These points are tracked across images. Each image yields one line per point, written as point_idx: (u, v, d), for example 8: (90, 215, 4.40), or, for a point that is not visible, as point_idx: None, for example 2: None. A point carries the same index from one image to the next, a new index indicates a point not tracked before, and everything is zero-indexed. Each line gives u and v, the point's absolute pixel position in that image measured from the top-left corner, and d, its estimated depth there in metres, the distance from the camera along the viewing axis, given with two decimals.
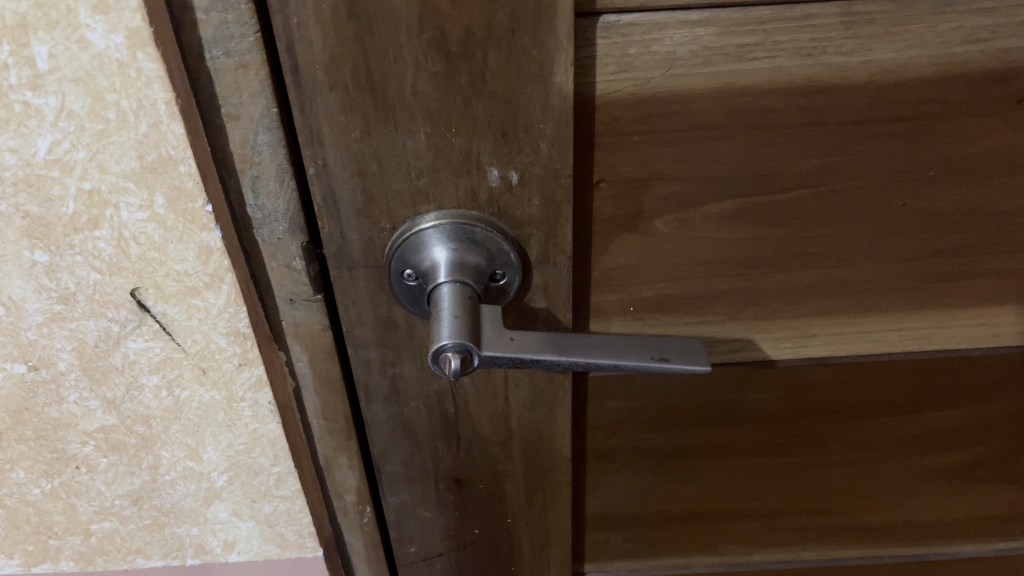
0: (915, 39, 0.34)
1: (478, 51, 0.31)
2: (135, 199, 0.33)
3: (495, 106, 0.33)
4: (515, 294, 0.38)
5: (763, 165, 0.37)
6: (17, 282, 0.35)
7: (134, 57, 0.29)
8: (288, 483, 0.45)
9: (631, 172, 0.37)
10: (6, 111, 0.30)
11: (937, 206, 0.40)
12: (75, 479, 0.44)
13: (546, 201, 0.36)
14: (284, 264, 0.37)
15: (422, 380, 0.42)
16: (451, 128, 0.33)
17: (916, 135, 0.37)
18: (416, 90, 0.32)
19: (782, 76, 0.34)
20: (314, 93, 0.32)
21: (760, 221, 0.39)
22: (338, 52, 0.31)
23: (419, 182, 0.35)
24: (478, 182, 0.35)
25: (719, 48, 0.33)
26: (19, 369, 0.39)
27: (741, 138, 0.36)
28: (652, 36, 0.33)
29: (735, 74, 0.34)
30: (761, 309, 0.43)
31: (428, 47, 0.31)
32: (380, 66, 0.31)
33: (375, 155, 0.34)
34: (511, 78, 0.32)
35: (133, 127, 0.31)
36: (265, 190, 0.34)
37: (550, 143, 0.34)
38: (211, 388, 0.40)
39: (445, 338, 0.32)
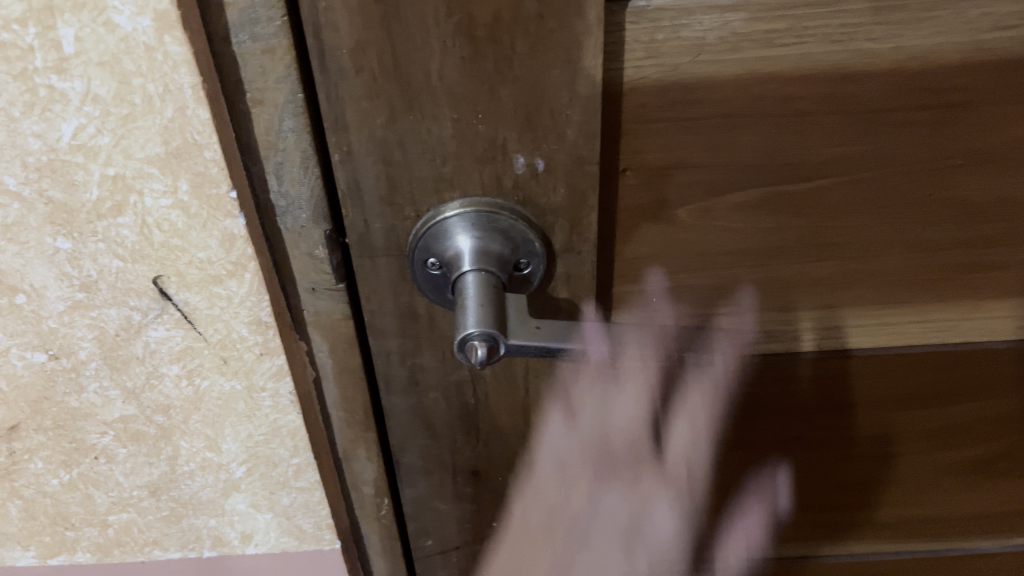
0: (944, 25, 0.33)
1: (506, 35, 0.30)
2: (160, 185, 0.33)
3: (521, 91, 0.32)
4: (538, 285, 0.37)
5: (789, 154, 0.36)
6: (39, 269, 0.35)
7: (162, 40, 0.29)
8: (307, 475, 0.45)
9: (656, 160, 0.36)
10: (31, 95, 0.30)
11: (964, 196, 0.38)
12: (93, 469, 0.44)
13: (570, 189, 0.35)
14: (307, 253, 0.36)
15: (442, 371, 0.41)
16: (477, 114, 0.32)
17: (944, 123, 0.36)
18: (443, 75, 0.31)
19: (811, 62, 0.33)
20: (338, 79, 0.31)
21: (784, 211, 0.38)
22: (364, 36, 0.30)
23: (443, 169, 0.34)
24: (503, 169, 0.34)
25: (747, 34, 0.32)
26: (39, 358, 0.38)
27: (767, 126, 0.35)
28: (681, 22, 0.32)
29: (763, 60, 0.33)
30: (784, 301, 0.42)
31: (456, 31, 0.30)
32: (407, 51, 0.30)
33: (399, 141, 0.33)
34: (538, 64, 0.31)
35: (159, 111, 0.31)
36: (289, 177, 0.34)
37: (577, 129, 0.33)
38: (232, 378, 0.40)
39: (472, 326, 0.31)
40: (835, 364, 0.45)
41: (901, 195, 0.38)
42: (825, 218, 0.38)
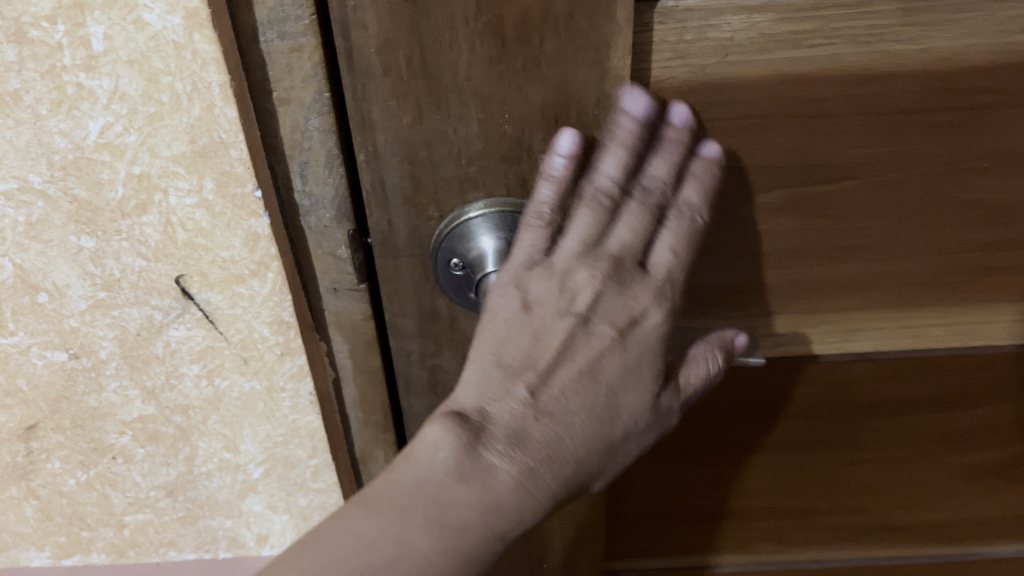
0: (973, 27, 0.32)
1: (535, 35, 0.29)
2: (185, 183, 0.33)
3: (549, 91, 0.31)
4: None
5: (813, 156, 0.36)
6: (62, 268, 0.35)
7: (191, 39, 0.29)
8: (324, 476, 0.45)
9: None
10: (59, 93, 0.30)
11: (988, 199, 0.38)
12: (110, 469, 0.43)
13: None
14: (329, 253, 0.36)
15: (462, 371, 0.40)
16: (504, 114, 0.32)
17: (970, 125, 0.36)
18: (470, 75, 0.30)
19: (838, 64, 0.33)
20: (366, 77, 0.31)
21: (806, 213, 0.38)
22: (393, 35, 0.29)
23: (469, 169, 0.33)
24: (528, 170, 0.33)
25: (775, 35, 0.32)
26: (59, 357, 0.38)
27: (792, 128, 0.35)
28: (709, 22, 0.32)
29: (791, 61, 0.33)
30: (805, 303, 0.42)
31: (484, 31, 0.29)
32: (436, 50, 0.30)
33: (425, 141, 0.32)
34: (566, 64, 0.30)
35: (186, 110, 0.31)
36: (314, 175, 0.34)
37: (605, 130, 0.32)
38: (252, 378, 0.40)
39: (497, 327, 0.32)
40: (855, 367, 0.45)
41: (925, 198, 0.38)
42: (847, 220, 0.39)
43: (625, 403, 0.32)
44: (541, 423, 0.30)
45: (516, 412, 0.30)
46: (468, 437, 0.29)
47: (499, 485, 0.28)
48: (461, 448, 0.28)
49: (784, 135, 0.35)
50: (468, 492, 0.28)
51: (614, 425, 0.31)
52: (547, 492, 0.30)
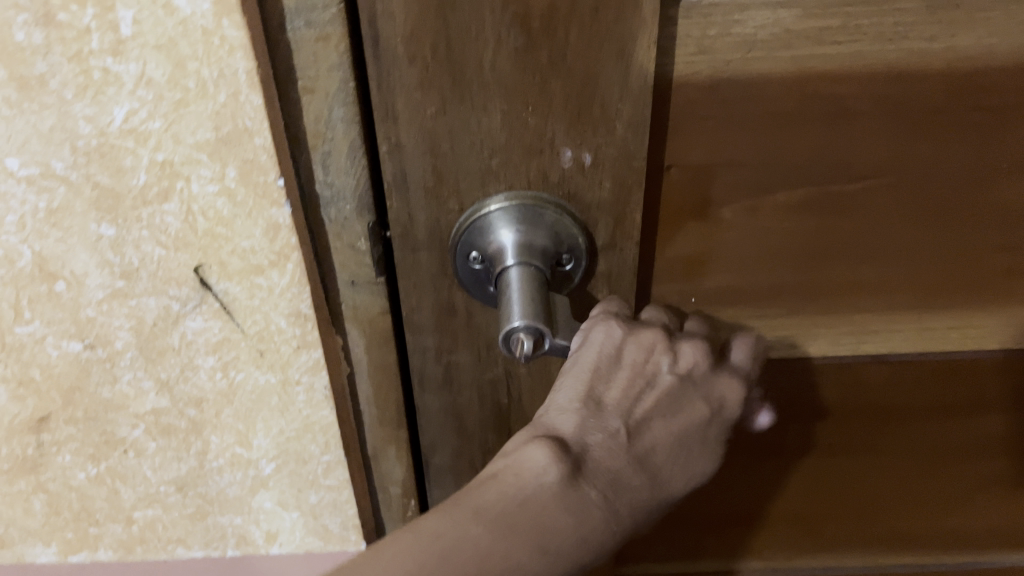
0: (998, 26, 0.32)
1: (561, 27, 0.29)
2: (208, 171, 0.33)
3: (574, 84, 0.31)
4: (579, 281, 0.37)
5: (834, 155, 0.36)
6: (81, 256, 0.35)
7: (220, 24, 0.29)
8: (336, 473, 0.45)
9: (702, 158, 0.36)
10: (85, 77, 0.30)
11: (1009, 201, 0.38)
12: (121, 464, 0.43)
13: (616, 182, 0.34)
14: (349, 245, 0.35)
15: (477, 368, 0.39)
16: (528, 106, 0.31)
17: (992, 126, 0.36)
18: (496, 66, 0.30)
19: (862, 62, 0.33)
20: (391, 68, 0.30)
21: (825, 213, 0.38)
22: (419, 25, 0.29)
23: (491, 162, 0.33)
24: (551, 164, 0.33)
25: (800, 32, 0.32)
26: (74, 347, 0.38)
27: (814, 126, 0.35)
28: (733, 18, 0.31)
29: (814, 59, 0.33)
30: (822, 304, 0.42)
31: (511, 22, 0.29)
32: (462, 41, 0.29)
33: (448, 134, 0.32)
34: (591, 57, 0.30)
35: (212, 96, 0.31)
36: (336, 167, 0.33)
37: (627, 123, 0.32)
38: (267, 371, 0.40)
39: (517, 320, 0.31)
40: (869, 370, 0.45)
41: (940, 199, 0.38)
42: (863, 221, 0.39)
43: (684, 469, 0.33)
44: (631, 469, 0.31)
45: (609, 449, 0.30)
46: (569, 465, 0.28)
47: (593, 516, 0.28)
48: (564, 474, 0.28)
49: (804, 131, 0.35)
50: (565, 520, 0.27)
51: (674, 487, 0.32)
52: (619, 536, 0.30)
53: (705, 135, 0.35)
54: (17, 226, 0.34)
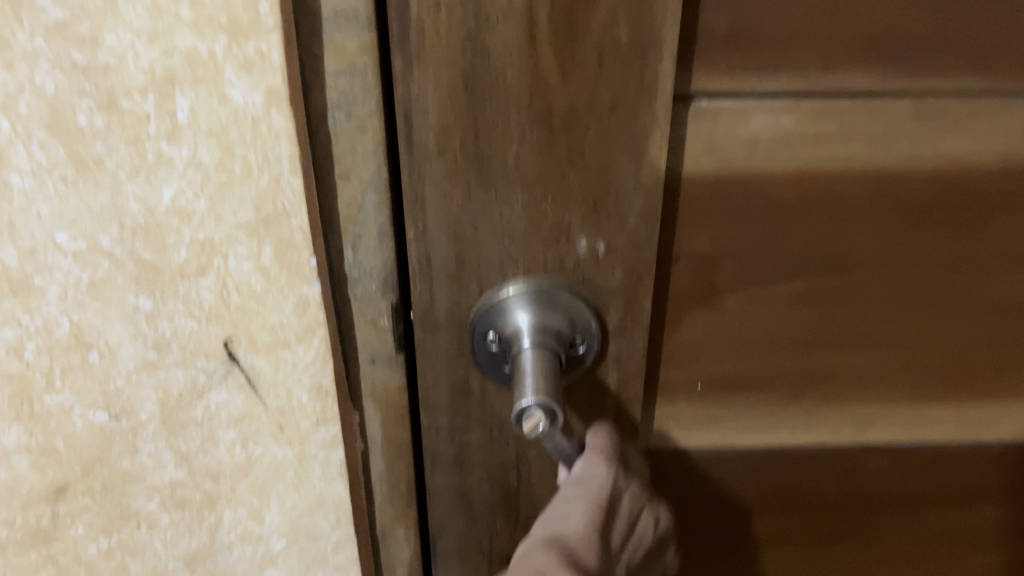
0: (979, 131, 0.36)
1: (580, 125, 0.32)
2: (245, 249, 0.35)
3: (590, 176, 0.33)
4: (590, 364, 0.39)
5: (833, 248, 0.39)
6: (116, 327, 0.37)
7: (269, 113, 0.32)
8: (345, 550, 0.45)
9: (706, 250, 0.38)
10: (139, 159, 0.32)
11: (994, 295, 0.41)
12: (133, 537, 0.43)
13: (629, 270, 0.36)
14: (372, 322, 0.38)
15: (490, 449, 0.41)
16: (547, 197, 0.34)
17: (978, 223, 0.39)
18: (519, 160, 0.32)
19: (856, 162, 0.36)
20: (421, 159, 0.32)
21: (825, 304, 0.40)
22: (450, 120, 0.32)
23: (510, 249, 0.35)
24: (566, 252, 0.35)
25: (798, 134, 0.35)
26: (99, 418, 0.39)
27: (812, 220, 0.38)
28: (738, 121, 0.34)
29: (812, 158, 0.36)
30: (822, 393, 0.43)
31: (535, 119, 0.32)
32: (489, 136, 0.32)
33: (471, 222, 0.34)
34: (607, 153, 0.33)
35: (256, 179, 0.33)
36: (365, 248, 0.36)
37: (638, 215, 0.34)
38: (285, 446, 0.41)
39: (529, 397, 0.32)
40: (871, 458, 0.46)
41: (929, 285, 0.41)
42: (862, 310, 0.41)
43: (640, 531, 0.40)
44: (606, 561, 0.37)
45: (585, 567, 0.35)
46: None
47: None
48: None
49: (806, 229, 0.38)
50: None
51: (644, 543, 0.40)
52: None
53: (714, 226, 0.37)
54: (59, 297, 0.36)
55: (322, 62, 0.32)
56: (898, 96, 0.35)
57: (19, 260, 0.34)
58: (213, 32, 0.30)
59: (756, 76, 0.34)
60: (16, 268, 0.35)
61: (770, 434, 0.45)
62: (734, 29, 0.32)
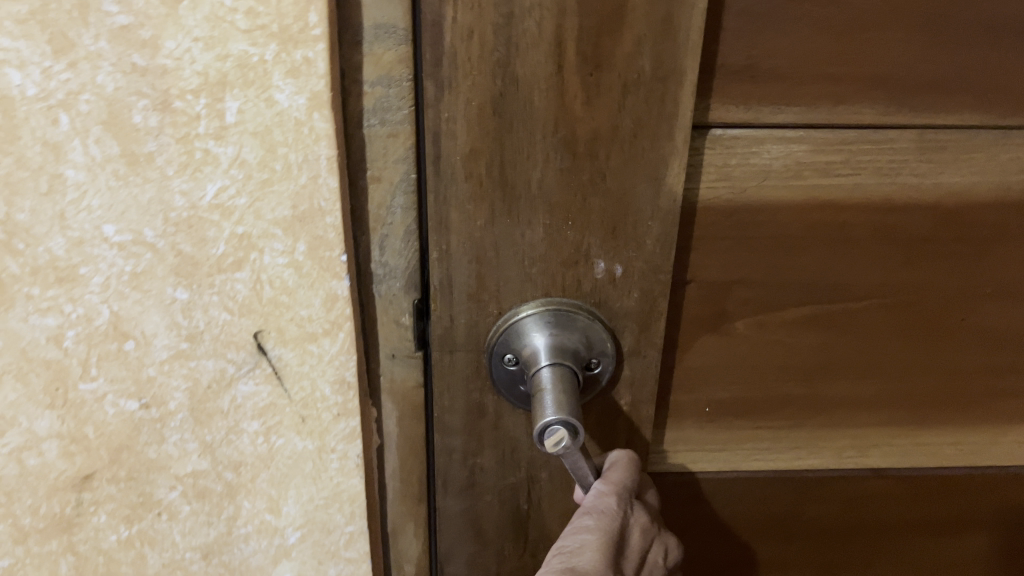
0: (977, 165, 0.41)
1: (601, 150, 0.35)
2: (280, 244, 0.37)
3: (608, 202, 0.37)
4: (607, 383, 0.42)
5: (841, 277, 0.43)
6: (153, 317, 0.39)
7: (311, 116, 0.34)
8: (357, 545, 0.47)
9: (722, 276, 0.42)
10: (188, 156, 0.35)
11: (988, 324, 0.46)
12: (153, 527, 0.45)
13: (641, 295, 0.40)
14: (393, 320, 0.41)
15: (499, 474, 0.45)
16: (567, 219, 0.37)
17: (975, 257, 0.44)
18: (542, 183, 0.36)
19: (862, 193, 0.40)
20: (448, 182, 0.36)
21: (832, 329, 0.45)
22: (479, 146, 0.35)
23: (530, 269, 0.38)
24: (584, 273, 0.39)
25: (809, 164, 0.39)
26: (130, 406, 0.41)
27: (822, 251, 0.42)
28: (752, 149, 0.39)
29: (821, 188, 0.40)
30: (826, 416, 0.48)
31: (558, 146, 0.35)
32: (515, 161, 0.35)
33: (494, 242, 0.38)
34: (624, 178, 0.36)
35: (295, 178, 0.35)
36: (391, 248, 0.39)
37: (655, 239, 0.38)
38: (306, 438, 0.42)
39: (550, 414, 0.35)
40: (870, 483, 0.51)
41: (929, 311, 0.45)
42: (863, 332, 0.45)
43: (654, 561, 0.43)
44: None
45: None
46: None
47: None
48: None
49: (818, 258, 0.42)
50: None
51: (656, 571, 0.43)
52: None
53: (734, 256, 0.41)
54: (101, 287, 0.38)
55: (361, 70, 0.34)
56: (899, 130, 0.39)
57: (66, 250, 0.37)
58: (265, 39, 0.33)
59: (772, 110, 0.38)
60: (64, 257, 0.37)
61: (776, 453, 0.49)
62: (751, 63, 0.36)
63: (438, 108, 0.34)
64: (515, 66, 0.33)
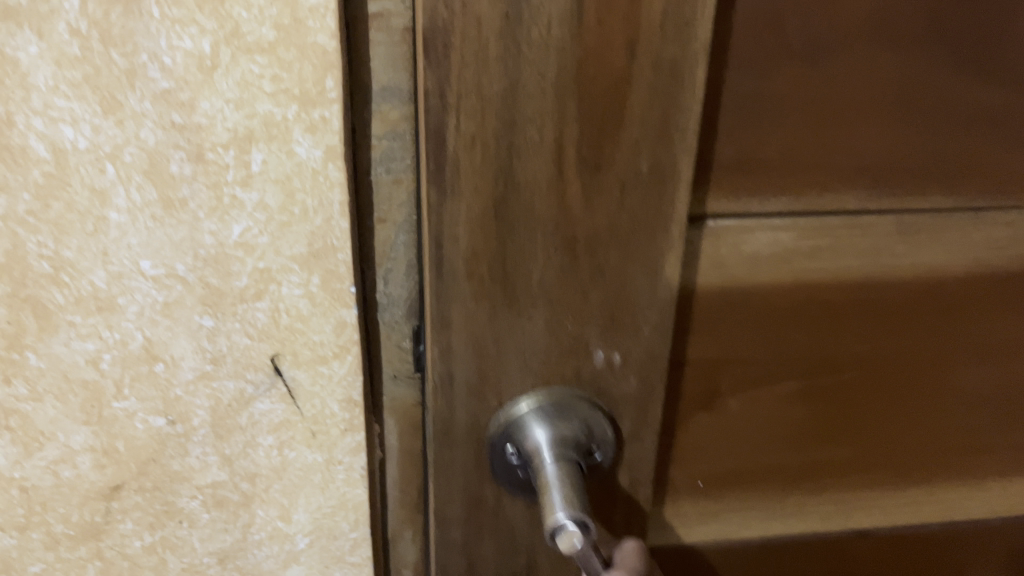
0: (939, 242, 0.47)
1: (597, 250, 0.39)
2: (297, 277, 0.42)
3: (604, 295, 0.41)
4: (605, 467, 0.46)
5: (818, 348, 0.49)
6: (181, 342, 0.43)
7: (326, 166, 0.39)
8: (360, 550, 0.51)
9: (712, 353, 0.47)
10: (217, 200, 0.40)
11: (950, 381, 0.52)
12: (174, 534, 0.49)
13: (639, 377, 0.44)
14: (396, 343, 0.46)
15: (503, 552, 0.48)
16: (565, 313, 0.41)
17: (936, 323, 0.50)
18: (542, 282, 0.40)
19: (837, 271, 0.46)
20: (454, 282, 0.39)
21: (809, 396, 0.50)
22: (481, 250, 0.39)
23: (529, 361, 0.42)
24: (583, 363, 0.43)
25: (792, 247, 0.45)
26: (158, 422, 0.45)
27: (800, 327, 0.47)
28: (742, 236, 0.44)
29: (800, 270, 0.46)
30: (809, 473, 0.53)
31: (557, 248, 0.39)
32: (515, 263, 0.39)
33: (496, 337, 0.41)
34: (619, 271, 0.40)
35: (311, 220, 0.40)
36: (394, 280, 0.44)
37: (650, 327, 0.42)
38: (316, 451, 0.47)
39: (561, 512, 0.38)
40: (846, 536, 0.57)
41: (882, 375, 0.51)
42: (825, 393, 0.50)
43: None
44: None
45: None
46: None
47: None
48: None
49: (797, 332, 0.48)
50: None
51: None
52: None
53: (724, 332, 0.47)
54: (136, 315, 0.42)
55: (369, 126, 0.40)
56: (871, 215, 0.45)
57: (106, 282, 0.41)
58: (287, 101, 0.38)
59: (757, 202, 0.43)
60: (104, 289, 0.42)
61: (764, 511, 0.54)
62: (744, 158, 0.42)
63: (443, 214, 0.38)
64: (513, 175, 0.37)
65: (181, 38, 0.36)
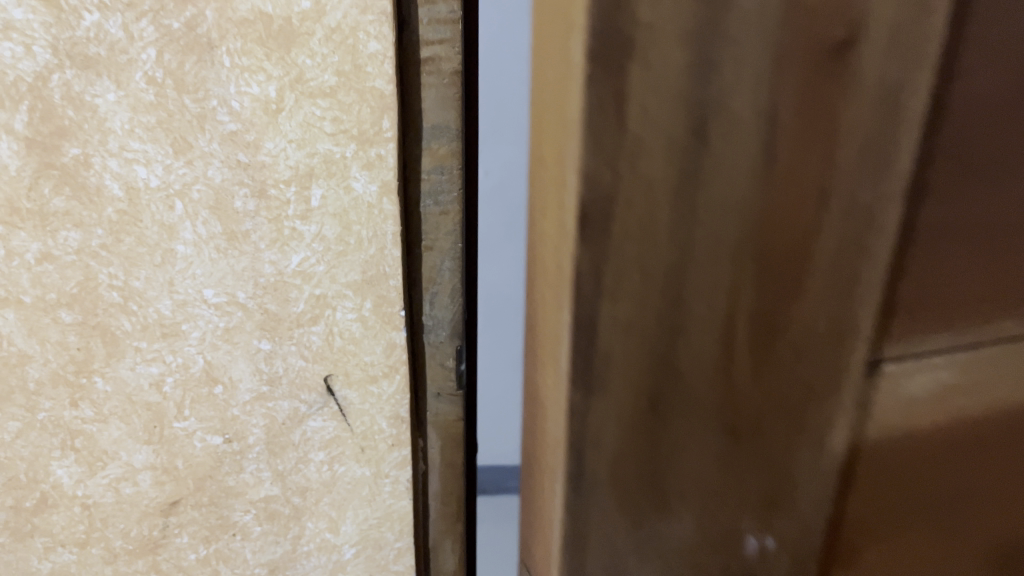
0: None
1: (760, 435, 0.38)
2: (350, 302, 0.44)
3: (763, 479, 0.39)
4: None
5: (974, 475, 0.43)
6: (239, 365, 0.46)
7: (381, 200, 0.42)
8: (404, 558, 0.54)
9: (864, 491, 0.42)
10: (277, 232, 0.42)
11: None
12: (227, 546, 0.51)
13: (793, 557, 0.43)
14: (440, 362, 0.48)
15: None
16: (720, 507, 0.40)
17: None
18: (696, 475, 0.38)
19: (997, 399, 0.42)
20: (602, 482, 0.38)
21: (960, 531, 0.45)
22: (629, 455, 0.37)
23: (679, 550, 0.41)
24: (739, 550, 0.41)
25: (954, 381, 0.40)
26: (215, 441, 0.48)
27: (956, 456, 0.42)
28: (908, 367, 0.39)
29: (959, 403, 0.41)
30: None
31: (717, 442, 0.38)
32: (670, 460, 0.38)
33: (640, 541, 0.40)
34: (782, 451, 0.39)
35: (365, 249, 0.43)
36: (439, 303, 0.47)
37: (810, 511, 0.41)
38: (364, 465, 0.50)
39: None
40: None
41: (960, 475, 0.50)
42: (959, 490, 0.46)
43: None
44: None
45: None
46: None
47: None
48: None
49: (953, 466, 0.43)
50: None
51: None
52: None
53: (885, 460, 0.41)
54: (198, 340, 0.45)
55: (419, 161, 0.43)
56: None
57: (171, 310, 0.44)
58: (346, 140, 0.40)
59: (927, 336, 0.39)
60: (169, 316, 0.44)
61: None
62: (916, 296, 0.37)
63: (587, 405, 0.35)
64: (679, 326, 0.35)
65: (249, 84, 0.39)
